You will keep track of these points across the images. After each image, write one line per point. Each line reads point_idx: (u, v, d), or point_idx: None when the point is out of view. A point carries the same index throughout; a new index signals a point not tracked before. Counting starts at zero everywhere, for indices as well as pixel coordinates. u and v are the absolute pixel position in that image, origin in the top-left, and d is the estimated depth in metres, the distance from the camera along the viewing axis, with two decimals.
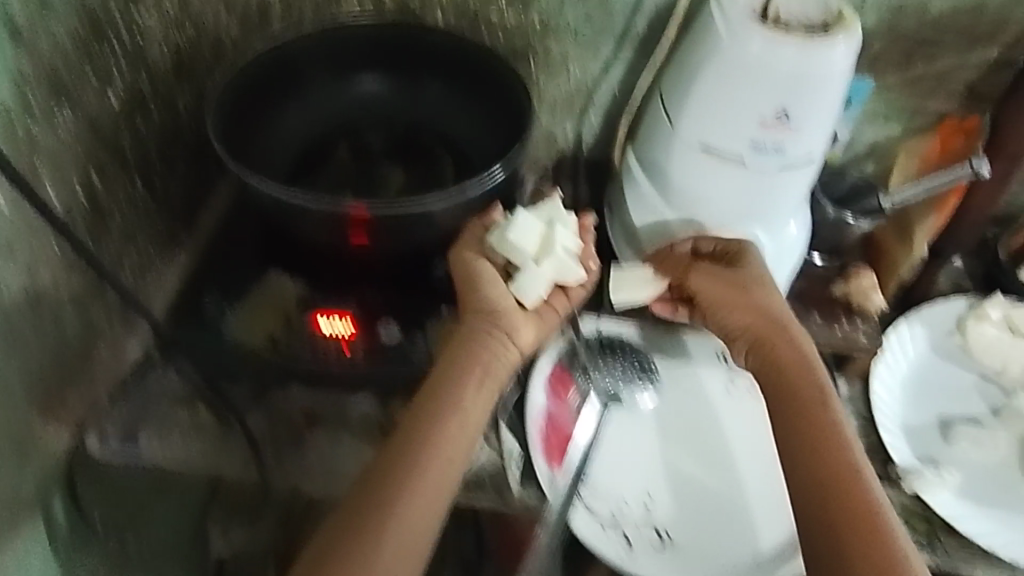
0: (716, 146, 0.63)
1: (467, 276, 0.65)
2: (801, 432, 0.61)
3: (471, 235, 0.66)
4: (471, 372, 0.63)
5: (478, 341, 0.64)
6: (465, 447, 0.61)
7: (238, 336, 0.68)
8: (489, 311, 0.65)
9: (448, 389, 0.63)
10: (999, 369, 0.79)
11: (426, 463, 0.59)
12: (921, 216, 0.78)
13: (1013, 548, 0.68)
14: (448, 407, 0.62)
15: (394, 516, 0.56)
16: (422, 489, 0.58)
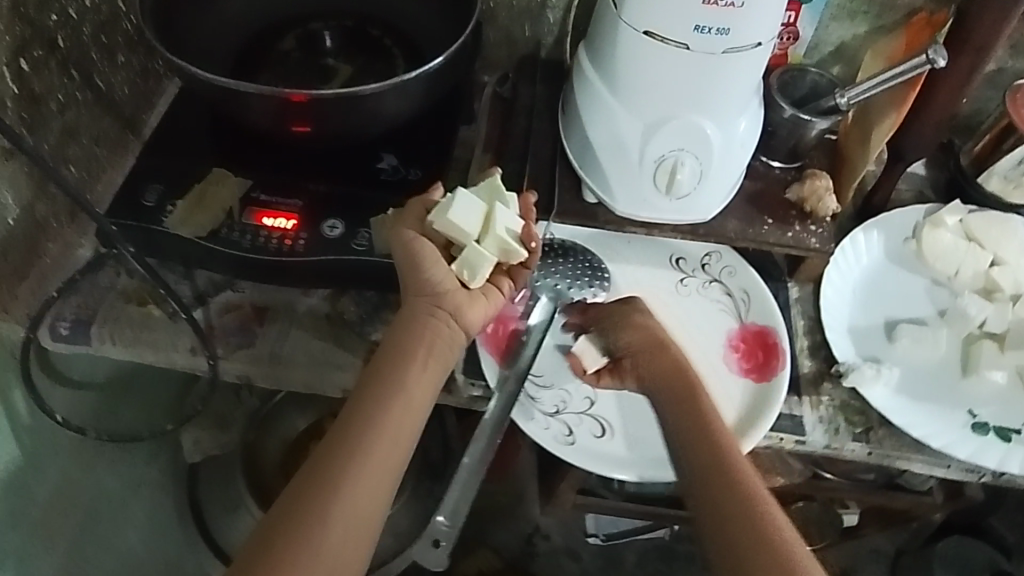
0: (660, 31, 0.61)
1: (409, 257, 0.62)
2: (683, 421, 0.63)
3: (414, 213, 0.64)
4: (417, 348, 0.61)
5: (420, 324, 0.62)
6: (412, 423, 0.59)
7: (177, 227, 0.64)
8: (430, 293, 0.63)
9: (393, 369, 0.60)
10: (952, 274, 0.80)
11: (372, 443, 0.56)
12: (882, 114, 0.76)
13: (942, 438, 0.69)
14: (392, 388, 0.59)
15: (342, 495, 0.53)
16: (369, 470, 0.55)
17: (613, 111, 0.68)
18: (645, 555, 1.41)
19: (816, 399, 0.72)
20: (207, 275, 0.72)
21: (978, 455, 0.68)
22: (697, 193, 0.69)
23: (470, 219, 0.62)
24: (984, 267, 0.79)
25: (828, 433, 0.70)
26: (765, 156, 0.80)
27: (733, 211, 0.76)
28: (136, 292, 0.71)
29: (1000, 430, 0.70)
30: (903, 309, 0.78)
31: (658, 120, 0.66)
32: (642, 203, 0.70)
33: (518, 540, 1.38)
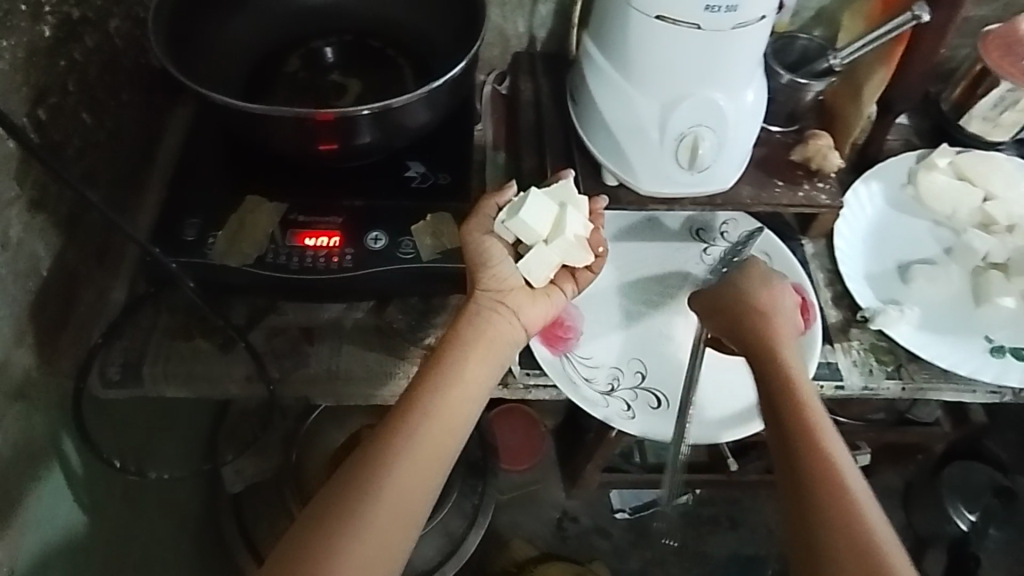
0: (670, 13, 0.64)
1: (474, 254, 0.65)
2: (779, 420, 0.58)
3: (485, 212, 0.67)
4: (474, 343, 0.63)
5: (477, 316, 0.64)
6: (463, 418, 0.60)
7: (222, 257, 0.64)
8: (493, 288, 0.65)
9: (449, 362, 0.62)
10: (950, 214, 0.85)
11: (423, 434, 0.58)
12: (871, 69, 0.80)
13: (967, 366, 0.74)
14: (447, 380, 0.61)
15: (388, 481, 0.55)
16: (419, 461, 0.56)
17: (629, 95, 0.71)
18: (674, 523, 1.44)
19: (848, 344, 0.76)
20: (248, 304, 0.72)
21: (1001, 377, 0.73)
22: (717, 165, 0.72)
23: (538, 221, 0.65)
24: (978, 202, 0.84)
25: (863, 374, 0.75)
26: (766, 122, 0.84)
27: (746, 177, 0.80)
28: (181, 328, 0.71)
29: (1016, 351, 0.75)
30: (911, 251, 0.83)
31: (674, 99, 0.69)
32: (666, 180, 0.73)
33: (550, 526, 1.41)
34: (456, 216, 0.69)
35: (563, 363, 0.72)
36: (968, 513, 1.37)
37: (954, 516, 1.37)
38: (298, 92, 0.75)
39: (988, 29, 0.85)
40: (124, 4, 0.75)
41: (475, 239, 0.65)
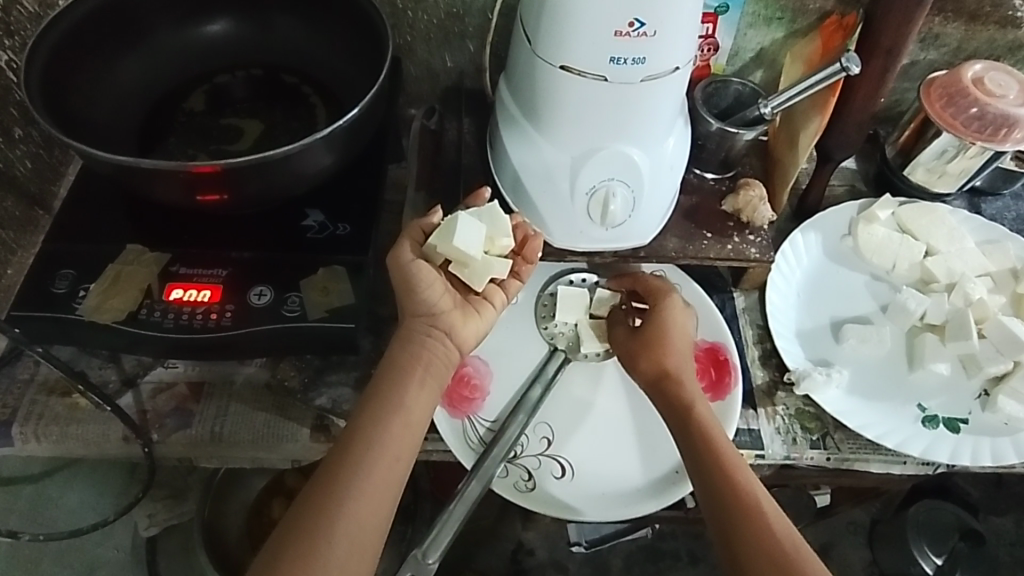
0: (575, 64, 0.60)
1: (402, 277, 0.62)
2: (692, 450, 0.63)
3: (412, 236, 0.64)
4: (417, 369, 0.63)
5: (413, 342, 0.64)
6: (411, 441, 0.61)
7: (93, 313, 0.61)
8: (425, 313, 0.64)
9: (392, 389, 0.61)
10: (890, 268, 0.80)
11: (372, 465, 0.58)
12: (806, 118, 0.75)
13: (896, 437, 0.70)
14: (391, 410, 0.60)
15: (345, 515, 0.55)
16: (370, 489, 0.57)
17: (540, 146, 0.67)
18: (632, 558, 1.38)
19: (772, 410, 0.73)
20: (134, 358, 0.68)
21: (931, 451, 0.69)
22: (634, 220, 0.69)
23: (472, 242, 0.62)
24: (919, 258, 0.79)
25: (786, 443, 0.71)
26: (698, 168, 0.80)
27: (673, 228, 0.75)
28: (60, 383, 0.67)
29: (950, 421, 0.71)
30: (846, 308, 0.78)
31: (585, 151, 0.65)
32: (580, 235, 0.69)
33: (504, 560, 1.35)
34: (351, 270, 0.65)
35: (463, 428, 0.68)
36: (933, 556, 1.30)
37: (918, 558, 1.30)
38: (192, 138, 0.72)
39: (932, 77, 0.80)
40: (19, 36, 0.71)
41: (411, 265, 0.62)
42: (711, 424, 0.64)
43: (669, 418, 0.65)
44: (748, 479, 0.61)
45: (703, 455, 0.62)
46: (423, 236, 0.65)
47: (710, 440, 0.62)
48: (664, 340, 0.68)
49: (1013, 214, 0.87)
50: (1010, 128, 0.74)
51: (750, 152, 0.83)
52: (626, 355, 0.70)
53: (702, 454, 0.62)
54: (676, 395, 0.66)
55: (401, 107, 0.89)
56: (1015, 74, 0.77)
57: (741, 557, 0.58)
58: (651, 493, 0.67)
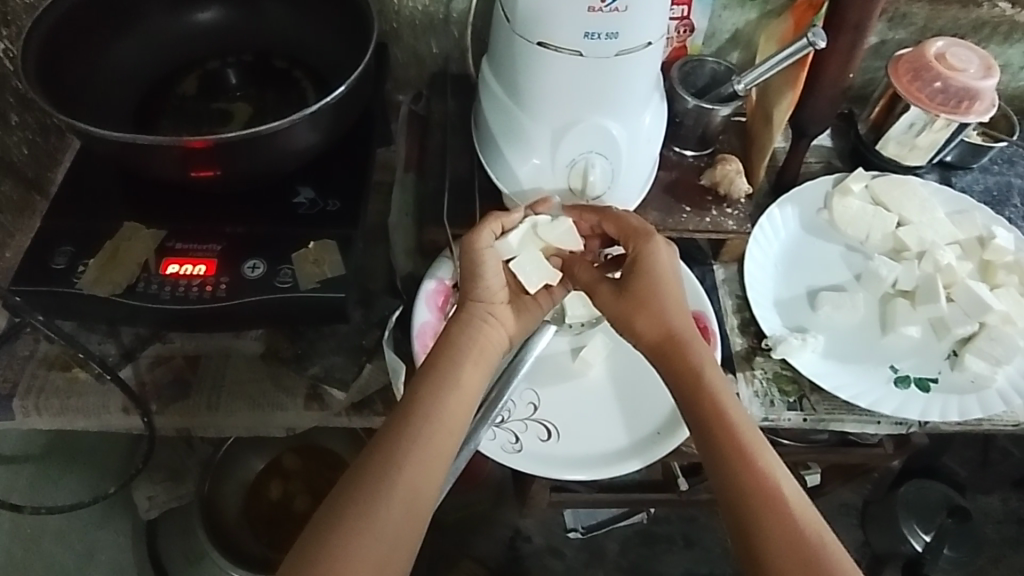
0: (551, 40, 0.63)
1: (472, 262, 0.66)
2: (703, 425, 0.60)
3: (489, 227, 0.67)
4: (473, 350, 0.65)
5: (472, 324, 0.66)
6: (464, 414, 0.61)
7: (91, 287, 0.63)
8: (484, 299, 0.68)
9: (447, 366, 0.62)
10: (864, 238, 0.83)
11: (431, 435, 0.58)
12: (779, 94, 0.78)
13: (869, 397, 0.72)
14: (447, 385, 0.61)
15: (398, 479, 0.55)
16: (423, 458, 0.57)
17: (521, 121, 0.69)
18: (627, 542, 1.40)
19: (750, 374, 0.75)
20: (132, 332, 0.71)
21: (902, 409, 0.72)
22: (612, 193, 0.71)
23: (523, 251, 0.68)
24: (891, 227, 0.82)
25: (764, 405, 0.74)
26: (677, 146, 0.82)
27: (653, 203, 0.78)
28: (59, 358, 0.69)
29: (920, 381, 0.74)
30: (822, 277, 0.81)
31: (564, 126, 0.68)
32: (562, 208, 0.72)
33: (501, 546, 1.37)
34: (340, 243, 0.68)
35: None
36: (922, 533, 1.32)
37: (908, 536, 1.32)
38: (184, 121, 0.74)
39: (899, 54, 0.83)
40: (15, 25, 0.73)
41: (482, 251, 0.66)
42: (723, 395, 0.61)
43: (677, 383, 0.63)
44: (764, 457, 0.58)
45: (712, 426, 0.60)
46: (500, 229, 0.68)
47: (722, 411, 0.60)
48: (658, 295, 0.66)
49: (982, 187, 0.90)
50: (971, 99, 0.78)
51: (727, 130, 0.85)
52: (621, 315, 0.68)
53: (720, 430, 0.59)
54: (680, 357, 0.64)
55: (389, 93, 0.92)
56: (977, 49, 0.80)
57: (759, 541, 0.55)
58: (633, 454, 0.70)
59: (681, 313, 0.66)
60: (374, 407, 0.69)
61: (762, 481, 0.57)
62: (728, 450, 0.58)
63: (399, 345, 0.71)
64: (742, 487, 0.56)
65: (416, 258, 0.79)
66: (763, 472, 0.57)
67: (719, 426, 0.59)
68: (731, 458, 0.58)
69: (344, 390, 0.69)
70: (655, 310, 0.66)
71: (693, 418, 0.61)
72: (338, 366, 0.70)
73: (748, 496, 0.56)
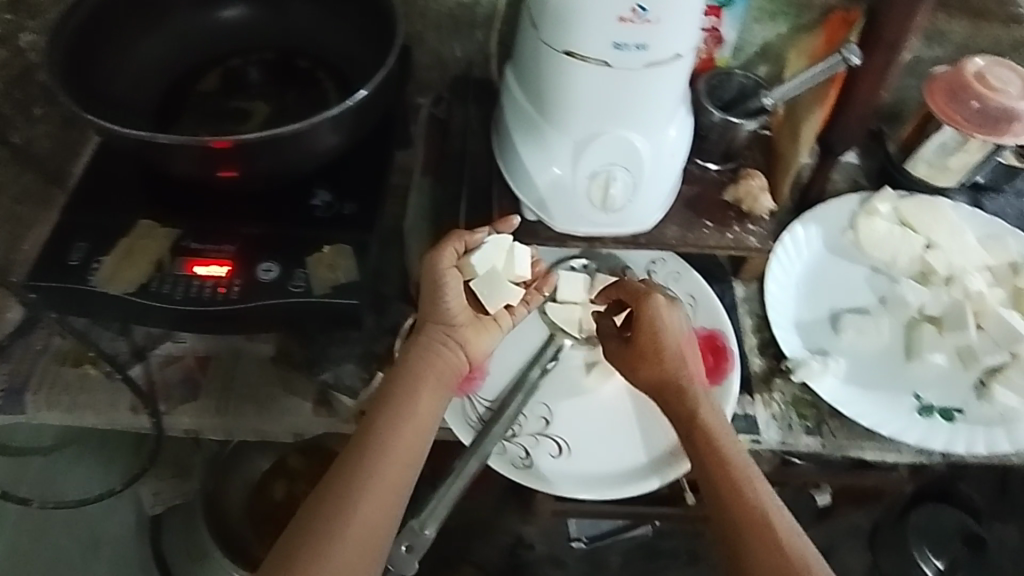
0: (580, 50, 0.61)
1: (433, 281, 0.65)
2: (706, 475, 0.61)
3: (451, 246, 0.65)
4: (434, 371, 0.64)
5: (429, 349, 0.65)
6: (420, 443, 0.61)
7: (105, 284, 0.63)
8: (444, 321, 0.66)
9: (401, 394, 0.62)
10: (889, 261, 0.81)
11: (382, 467, 0.58)
12: (807, 111, 0.77)
13: (891, 425, 0.71)
14: (402, 413, 0.61)
15: (355, 514, 0.55)
16: (376, 492, 0.57)
17: (545, 131, 0.68)
18: (630, 554, 1.39)
19: (768, 396, 0.74)
20: (144, 330, 0.70)
21: (926, 440, 0.70)
22: (634, 206, 0.70)
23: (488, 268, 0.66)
24: (918, 251, 0.80)
25: (781, 429, 0.72)
26: (701, 159, 0.81)
27: (674, 217, 0.76)
28: (71, 353, 0.68)
29: (945, 412, 0.71)
30: (845, 298, 0.79)
31: (588, 137, 0.66)
32: (582, 219, 0.71)
33: (503, 553, 1.35)
34: (356, 248, 0.67)
35: (463, 406, 0.70)
36: (933, 559, 1.30)
37: (919, 560, 1.31)
38: (204, 119, 0.74)
39: (935, 73, 0.81)
40: (41, 17, 0.73)
41: (444, 273, 0.65)
42: (715, 431, 0.63)
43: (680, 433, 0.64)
44: (756, 501, 0.59)
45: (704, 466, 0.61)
46: (463, 249, 0.66)
47: (715, 457, 0.61)
48: (671, 349, 0.66)
49: (1014, 212, 0.87)
50: (1009, 122, 0.75)
51: (752, 145, 0.83)
52: (626, 365, 0.69)
53: (714, 478, 0.60)
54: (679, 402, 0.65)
55: (411, 96, 0.91)
56: (1019, 71, 0.77)
57: None
58: (645, 474, 0.69)
59: (695, 364, 0.66)
60: None
61: (761, 528, 0.58)
62: (725, 499, 0.59)
63: None
64: (744, 541, 0.57)
65: None
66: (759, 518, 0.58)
67: (717, 473, 0.60)
68: (732, 509, 0.59)
69: (354, 398, 0.68)
70: (670, 363, 0.66)
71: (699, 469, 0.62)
72: (348, 372, 0.69)
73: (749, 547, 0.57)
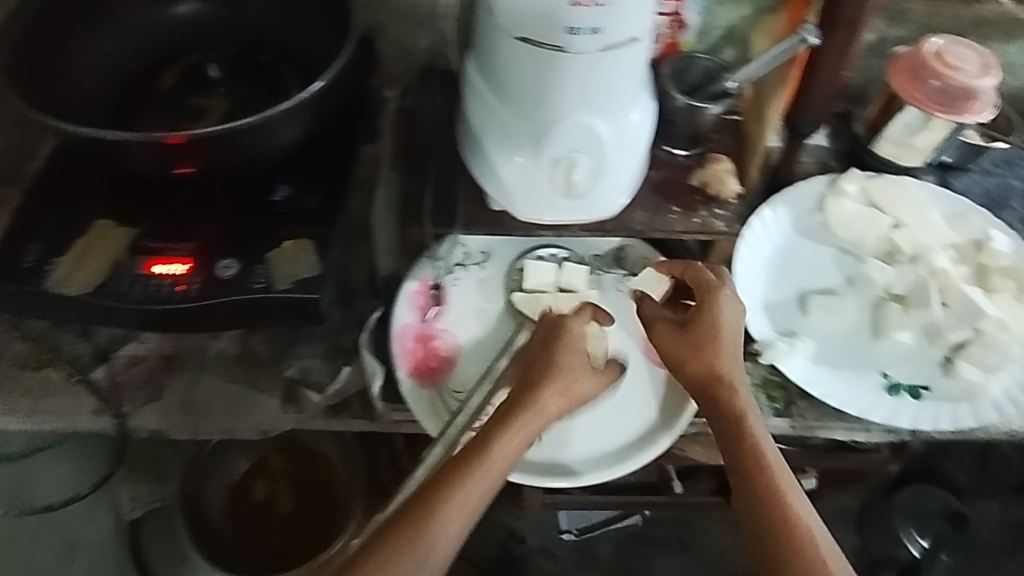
0: (534, 35, 0.61)
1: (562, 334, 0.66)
2: (745, 477, 0.62)
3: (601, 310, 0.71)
4: (530, 428, 0.61)
5: (515, 396, 0.62)
6: (484, 487, 0.59)
7: (62, 283, 0.62)
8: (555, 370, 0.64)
9: (471, 437, 0.61)
10: (857, 242, 0.81)
11: (445, 511, 0.57)
12: (772, 92, 0.76)
13: (858, 404, 0.71)
14: (469, 456, 0.60)
15: (410, 555, 0.56)
16: (432, 533, 0.56)
17: (505, 119, 0.68)
18: (621, 544, 1.38)
19: None
20: (106, 331, 0.69)
21: (893, 418, 0.70)
22: (597, 193, 0.70)
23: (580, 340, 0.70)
24: (885, 231, 0.80)
25: None
26: (668, 145, 0.80)
27: (640, 203, 0.76)
28: (32, 357, 0.68)
29: (912, 389, 0.72)
30: (813, 280, 0.79)
31: (547, 123, 0.66)
32: (546, 207, 0.70)
33: (494, 548, 1.34)
34: (319, 242, 0.66)
35: (431, 398, 0.68)
36: (920, 538, 1.31)
37: (906, 541, 1.32)
38: (160, 115, 0.73)
39: (896, 52, 0.81)
40: None
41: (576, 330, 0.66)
42: (761, 438, 0.64)
43: (719, 428, 0.65)
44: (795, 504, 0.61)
45: (748, 466, 0.62)
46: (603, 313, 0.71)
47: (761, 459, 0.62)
48: (716, 344, 0.66)
49: (981, 189, 0.87)
50: (969, 100, 0.76)
51: (719, 129, 0.83)
52: (672, 354, 0.68)
53: (753, 473, 0.62)
54: (722, 403, 0.65)
55: (378, 89, 0.88)
56: (977, 48, 0.78)
57: None
58: (612, 461, 0.69)
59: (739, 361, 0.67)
60: (350, 410, 0.68)
61: (795, 527, 0.60)
62: (757, 490, 0.61)
63: (376, 346, 0.71)
64: (780, 537, 0.60)
65: (397, 259, 0.77)
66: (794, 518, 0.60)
67: (756, 471, 0.62)
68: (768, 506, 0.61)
69: (320, 393, 0.68)
70: (717, 353, 0.66)
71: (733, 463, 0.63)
72: (315, 368, 0.69)
73: (785, 545, 0.59)
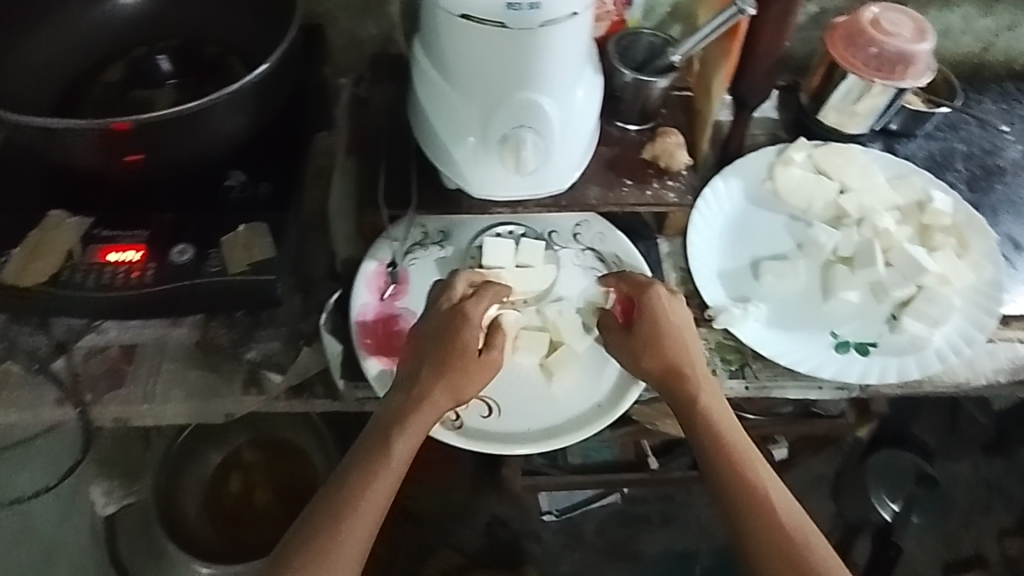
0: (474, 13, 0.62)
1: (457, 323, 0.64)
2: (715, 460, 0.63)
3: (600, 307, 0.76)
4: (413, 417, 0.62)
5: (423, 392, 0.62)
6: (392, 483, 0.61)
7: (15, 276, 0.63)
8: (461, 359, 0.63)
9: (382, 436, 0.62)
10: (805, 208, 0.83)
11: (360, 506, 0.59)
12: (716, 65, 0.78)
13: (809, 362, 0.73)
14: (379, 456, 0.61)
15: (338, 547, 0.58)
16: (355, 527, 0.59)
17: (452, 98, 0.69)
18: (605, 522, 1.38)
19: None
20: (64, 325, 0.70)
21: (841, 373, 0.73)
22: (546, 169, 0.71)
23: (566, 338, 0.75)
24: (832, 196, 0.82)
25: None
26: (620, 121, 0.82)
27: (592, 178, 0.78)
28: None
29: (860, 345, 0.74)
30: (765, 247, 0.81)
31: (494, 101, 0.67)
32: (497, 185, 0.72)
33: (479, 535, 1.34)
34: (271, 227, 0.67)
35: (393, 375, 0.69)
36: (890, 502, 1.33)
37: (877, 506, 1.32)
38: (108, 108, 0.73)
39: (835, 21, 0.83)
40: None
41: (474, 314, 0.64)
42: (721, 421, 0.65)
43: (683, 415, 0.65)
44: (763, 480, 0.63)
45: (713, 449, 0.64)
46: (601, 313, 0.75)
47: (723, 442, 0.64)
48: (667, 335, 0.66)
49: (925, 153, 0.90)
50: (905, 64, 0.79)
51: (669, 104, 0.85)
52: (627, 350, 0.68)
53: (718, 454, 0.63)
54: (682, 391, 0.65)
55: (330, 79, 0.90)
56: (910, 13, 0.80)
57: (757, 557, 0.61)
58: (572, 428, 0.71)
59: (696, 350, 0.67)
60: (313, 392, 0.69)
61: (762, 504, 0.62)
62: (726, 471, 0.63)
63: (337, 328, 0.72)
64: (750, 515, 0.61)
65: (356, 243, 0.78)
66: (761, 493, 0.62)
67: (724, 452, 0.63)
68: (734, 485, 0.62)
69: (282, 374, 0.69)
70: (670, 344, 0.66)
71: (701, 447, 0.64)
72: (275, 352, 0.70)
73: (758, 521, 0.61)
